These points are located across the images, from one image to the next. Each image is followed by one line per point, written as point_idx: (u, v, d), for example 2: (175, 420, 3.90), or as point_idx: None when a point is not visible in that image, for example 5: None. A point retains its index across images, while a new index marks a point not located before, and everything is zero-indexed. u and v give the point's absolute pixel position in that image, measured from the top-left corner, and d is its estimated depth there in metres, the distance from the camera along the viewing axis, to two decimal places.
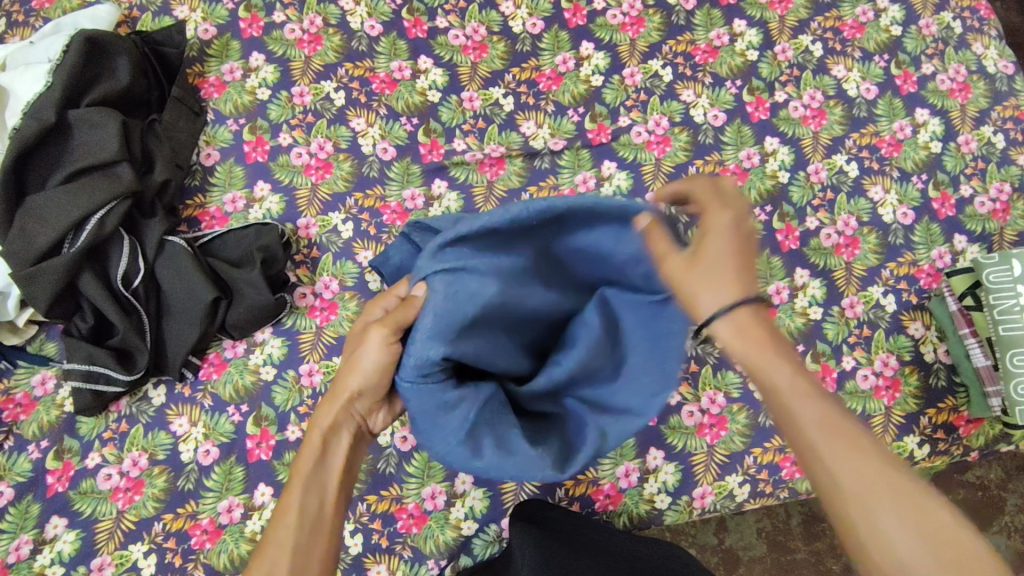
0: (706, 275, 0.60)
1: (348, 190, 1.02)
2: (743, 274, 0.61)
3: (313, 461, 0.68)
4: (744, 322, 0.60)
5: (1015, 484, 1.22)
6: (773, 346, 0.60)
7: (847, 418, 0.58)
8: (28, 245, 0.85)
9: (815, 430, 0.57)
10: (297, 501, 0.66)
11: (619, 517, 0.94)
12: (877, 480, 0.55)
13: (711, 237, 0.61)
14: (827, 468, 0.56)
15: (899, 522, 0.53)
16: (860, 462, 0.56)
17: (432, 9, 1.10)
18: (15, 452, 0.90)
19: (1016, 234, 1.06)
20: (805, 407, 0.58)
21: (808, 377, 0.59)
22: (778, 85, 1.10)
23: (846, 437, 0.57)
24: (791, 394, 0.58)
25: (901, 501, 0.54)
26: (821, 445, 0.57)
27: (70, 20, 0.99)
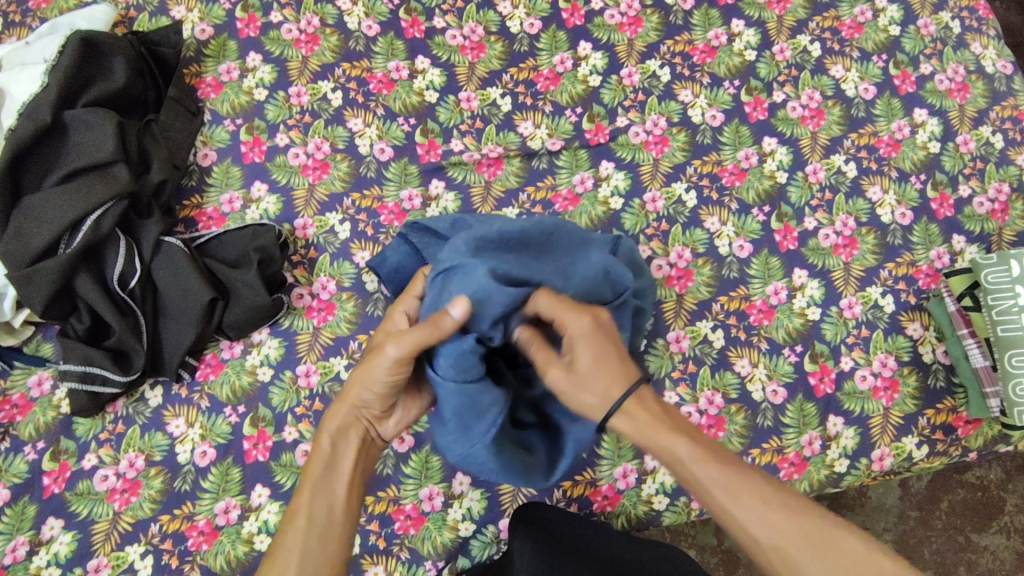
0: (580, 387, 0.65)
1: (345, 190, 1.02)
2: (613, 372, 0.64)
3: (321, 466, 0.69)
4: (631, 409, 0.64)
5: (1014, 484, 1.22)
6: (663, 423, 0.64)
7: (746, 469, 0.61)
8: (24, 245, 0.84)
9: (719, 494, 0.59)
10: (306, 504, 0.66)
11: (617, 518, 0.93)
12: (782, 526, 0.57)
13: (579, 347, 0.65)
14: (740, 524, 0.58)
15: (820, 562, 0.55)
16: (768, 511, 0.58)
17: (429, 9, 1.10)
18: (12, 454, 0.90)
19: (1014, 235, 1.06)
20: (707, 469, 0.61)
21: (702, 443, 0.62)
22: (776, 85, 1.10)
23: (750, 491, 0.59)
24: (689, 458, 0.61)
25: (814, 543, 0.56)
26: (727, 503, 0.59)
27: (66, 21, 0.99)
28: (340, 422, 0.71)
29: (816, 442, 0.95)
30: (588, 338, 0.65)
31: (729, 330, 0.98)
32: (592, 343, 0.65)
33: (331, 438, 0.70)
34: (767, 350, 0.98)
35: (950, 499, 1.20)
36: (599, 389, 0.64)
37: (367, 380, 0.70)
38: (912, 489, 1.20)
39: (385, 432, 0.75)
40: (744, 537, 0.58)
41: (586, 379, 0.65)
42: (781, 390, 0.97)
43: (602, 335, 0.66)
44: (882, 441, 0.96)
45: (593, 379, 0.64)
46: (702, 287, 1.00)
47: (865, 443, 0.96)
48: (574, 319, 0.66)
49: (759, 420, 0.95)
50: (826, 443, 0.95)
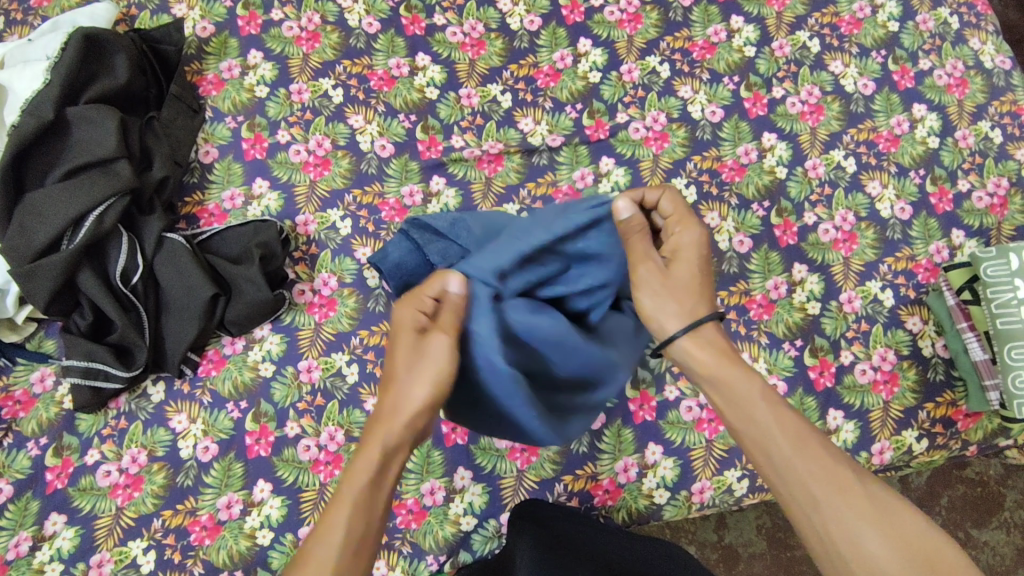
0: (671, 291, 0.71)
1: (346, 187, 1.02)
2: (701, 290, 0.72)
3: (366, 479, 0.64)
4: (712, 342, 0.70)
5: (1014, 479, 1.22)
6: (737, 364, 0.69)
7: (810, 430, 0.66)
8: (28, 241, 0.85)
9: (786, 442, 0.64)
10: (343, 522, 0.62)
11: (618, 512, 0.94)
12: (845, 488, 0.62)
13: (682, 252, 0.73)
14: (800, 475, 0.63)
15: (873, 524, 0.60)
16: (830, 468, 0.63)
17: (430, 7, 1.10)
18: (14, 450, 0.90)
19: (1013, 229, 1.06)
20: (776, 419, 0.66)
21: (774, 394, 0.68)
22: (775, 81, 1.10)
23: (815, 446, 0.64)
24: (760, 399, 0.67)
25: (871, 509, 0.61)
26: (791, 455, 0.64)
27: (68, 19, 0.99)
28: (397, 427, 0.67)
29: None
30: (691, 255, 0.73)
31: (730, 325, 0.98)
32: (692, 259, 0.73)
33: (382, 445, 0.66)
34: (767, 344, 0.98)
35: (950, 495, 1.21)
36: (688, 304, 0.71)
37: (432, 386, 0.67)
38: (912, 485, 1.21)
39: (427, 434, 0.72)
40: (800, 486, 0.63)
41: (678, 281, 0.71)
42: (781, 384, 0.97)
43: (705, 255, 0.74)
44: (882, 435, 0.97)
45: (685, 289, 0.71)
46: None
47: (864, 437, 0.96)
48: (680, 237, 0.74)
49: None
50: (826, 437, 0.96)
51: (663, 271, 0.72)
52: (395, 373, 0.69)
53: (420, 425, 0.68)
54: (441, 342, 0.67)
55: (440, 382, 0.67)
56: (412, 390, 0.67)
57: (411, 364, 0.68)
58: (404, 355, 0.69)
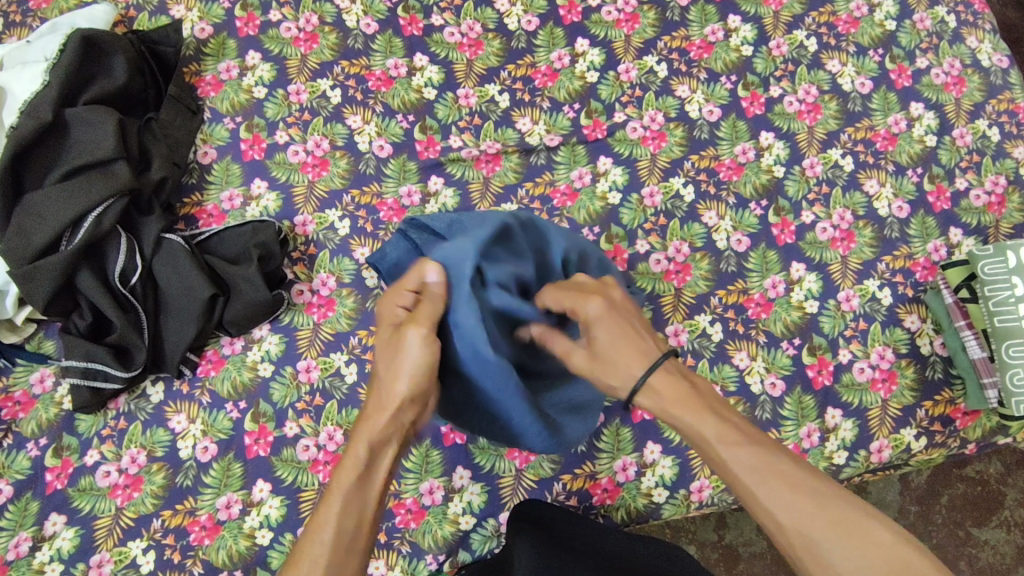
0: (605, 364, 0.68)
1: (345, 187, 1.02)
2: (632, 351, 0.67)
3: (353, 477, 0.65)
4: (661, 384, 0.66)
5: (1014, 478, 1.22)
6: (691, 402, 0.65)
7: (775, 454, 0.61)
8: (26, 242, 0.85)
9: (747, 473, 0.60)
10: (335, 518, 0.63)
11: (617, 511, 0.94)
12: (814, 511, 0.57)
13: (595, 325, 0.69)
14: (766, 508, 0.59)
15: (845, 548, 0.55)
16: (794, 497, 0.58)
17: (427, 7, 1.11)
18: (14, 450, 0.90)
19: (1011, 227, 1.06)
20: (734, 453, 0.61)
21: (731, 425, 0.63)
22: (772, 80, 1.10)
23: (776, 474, 0.59)
24: (715, 434, 0.63)
25: (843, 530, 0.56)
26: (753, 484, 0.60)
27: (67, 20, 0.99)
28: (383, 421, 0.67)
29: (814, 434, 0.96)
30: (605, 317, 0.69)
31: (728, 324, 0.99)
32: (605, 323, 0.69)
33: (369, 439, 0.66)
34: (765, 343, 0.98)
35: (950, 493, 1.21)
36: (622, 370, 0.67)
37: (412, 378, 0.67)
38: (912, 484, 1.21)
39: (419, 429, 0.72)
40: (769, 520, 0.59)
41: (609, 359, 0.68)
42: (779, 383, 0.97)
43: (622, 318, 0.70)
44: (880, 433, 0.97)
45: (618, 359, 0.68)
46: (700, 281, 1.00)
47: (863, 435, 0.96)
48: (585, 303, 0.70)
49: (757, 413, 0.96)
50: (824, 436, 0.96)
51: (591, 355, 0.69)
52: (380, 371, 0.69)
53: (406, 416, 0.68)
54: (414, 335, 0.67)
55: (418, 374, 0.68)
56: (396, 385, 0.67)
57: (392, 359, 0.68)
58: (386, 353, 0.70)
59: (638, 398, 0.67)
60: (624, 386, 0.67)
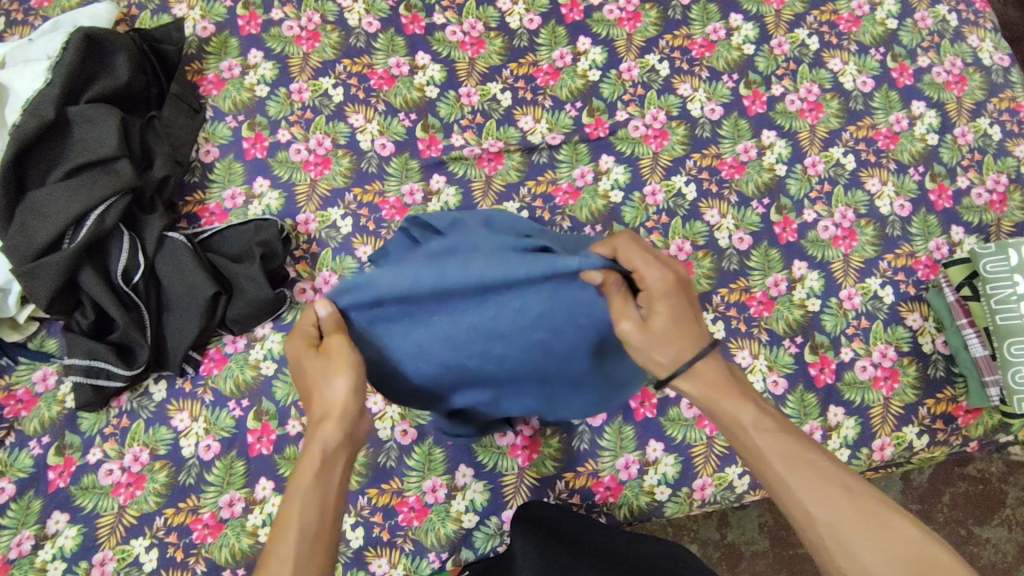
0: (660, 338, 0.64)
1: (347, 185, 1.02)
2: (686, 331, 0.65)
3: (308, 484, 0.61)
4: (703, 370, 0.66)
5: (1016, 477, 1.22)
6: (729, 389, 0.65)
7: (808, 447, 0.62)
8: (29, 240, 0.85)
9: (779, 462, 0.61)
10: (297, 521, 0.60)
11: (619, 509, 0.94)
12: (842, 503, 0.58)
13: (659, 300, 0.65)
14: (795, 496, 0.60)
15: (870, 541, 0.56)
16: (825, 488, 0.59)
17: (429, 6, 1.11)
18: (16, 448, 0.90)
19: (1013, 225, 1.06)
20: (768, 441, 0.63)
21: (767, 414, 0.64)
22: (774, 78, 1.10)
23: (809, 465, 0.61)
24: (752, 422, 0.64)
25: (869, 522, 0.57)
26: (784, 473, 0.61)
27: (69, 19, 0.99)
28: (328, 426, 0.63)
29: (817, 432, 0.96)
30: (667, 292, 0.65)
31: (730, 322, 0.99)
32: (671, 299, 0.65)
33: (315, 446, 0.62)
34: (768, 341, 0.98)
35: (951, 492, 1.21)
36: (678, 345, 0.65)
37: (352, 373, 0.63)
38: (913, 483, 1.21)
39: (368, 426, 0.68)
40: (797, 509, 0.60)
41: (662, 335, 0.64)
42: (781, 381, 0.97)
43: (679, 294, 0.65)
44: (882, 432, 0.97)
45: (669, 338, 0.64)
46: (702, 280, 1.00)
47: (865, 433, 0.96)
48: (652, 272, 0.65)
49: None
50: (827, 434, 0.96)
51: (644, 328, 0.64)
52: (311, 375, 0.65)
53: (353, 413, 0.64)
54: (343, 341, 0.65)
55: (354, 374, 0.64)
56: (333, 389, 0.63)
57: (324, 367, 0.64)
58: (316, 358, 0.65)
59: (680, 379, 0.66)
60: (672, 364, 0.65)
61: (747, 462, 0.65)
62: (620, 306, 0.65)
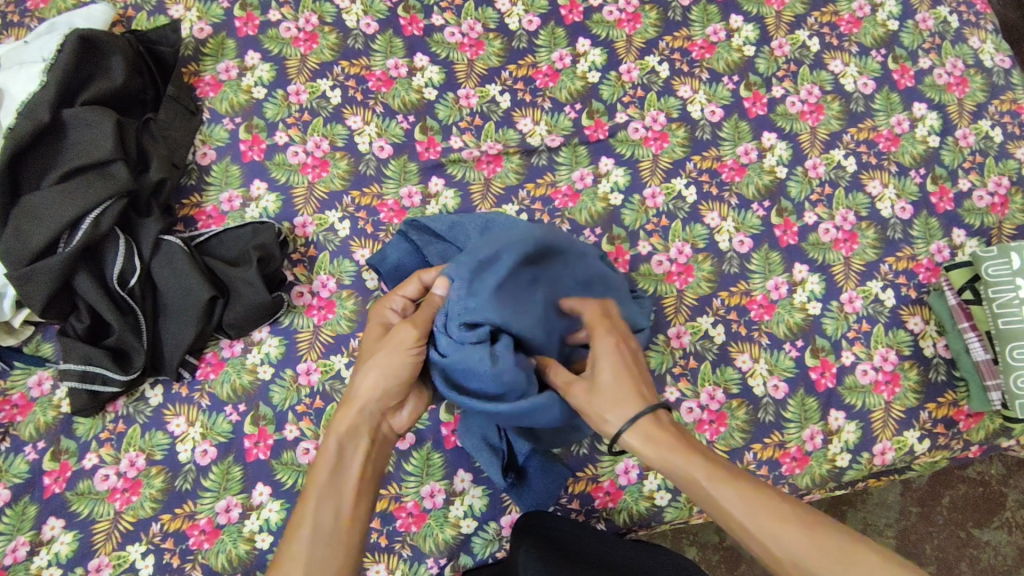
0: (602, 399, 0.70)
1: (345, 188, 1.01)
2: (633, 390, 0.70)
3: (327, 478, 0.68)
4: (648, 428, 0.68)
5: (1015, 479, 1.22)
6: (678, 444, 0.67)
7: (760, 488, 0.63)
8: (23, 245, 0.84)
9: (738, 510, 0.62)
10: (312, 511, 0.66)
11: (619, 515, 0.93)
12: (807, 540, 0.58)
13: (601, 360, 0.72)
14: (761, 543, 0.60)
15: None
16: (786, 527, 0.59)
17: (427, 7, 1.10)
18: (12, 454, 0.89)
19: (1014, 228, 1.06)
20: (724, 491, 0.63)
21: (718, 463, 0.65)
22: (775, 80, 1.10)
23: (768, 507, 0.61)
24: (704, 477, 0.64)
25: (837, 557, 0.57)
26: (744, 518, 0.61)
27: (65, 20, 0.99)
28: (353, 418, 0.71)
29: (818, 436, 0.95)
30: (612, 350, 0.73)
31: (730, 325, 0.98)
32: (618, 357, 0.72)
33: (334, 438, 0.70)
34: (768, 344, 0.98)
35: (951, 494, 1.20)
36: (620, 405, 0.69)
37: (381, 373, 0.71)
38: (913, 486, 1.20)
39: (398, 423, 0.77)
40: (765, 554, 0.60)
41: (606, 391, 0.70)
42: (782, 385, 0.96)
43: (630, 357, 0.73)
44: (883, 436, 0.96)
45: (614, 389, 0.70)
46: (702, 283, 1.00)
47: (866, 438, 0.96)
48: (605, 339, 0.73)
49: (760, 415, 0.95)
50: (827, 438, 0.95)
51: (589, 390, 0.72)
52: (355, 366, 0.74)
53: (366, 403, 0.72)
54: (404, 330, 0.72)
55: (401, 371, 0.72)
56: (364, 380, 0.72)
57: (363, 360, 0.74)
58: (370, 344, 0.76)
59: (627, 434, 0.69)
60: (617, 422, 0.69)
61: (710, 514, 0.65)
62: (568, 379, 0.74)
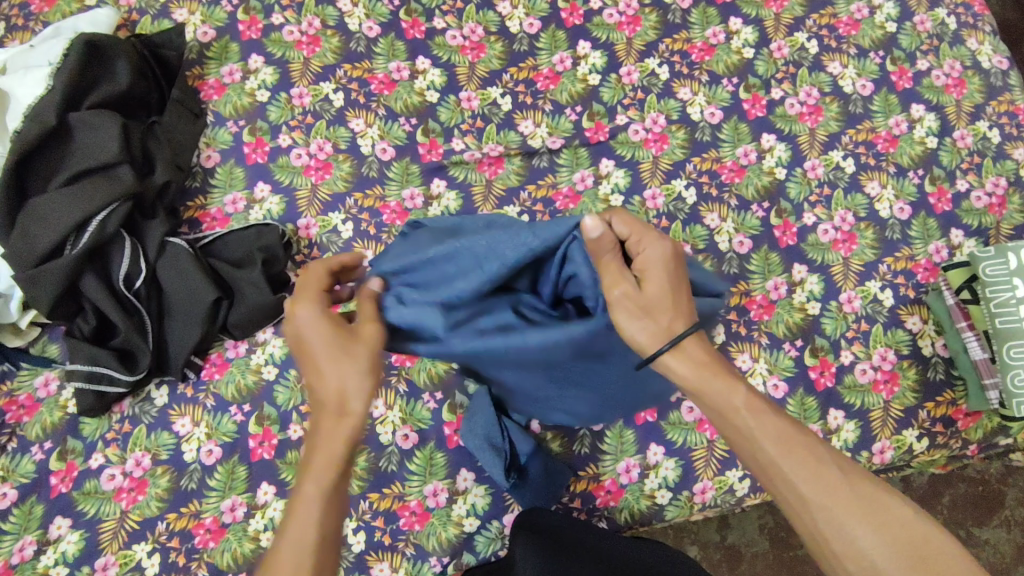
0: (645, 310, 0.65)
1: (348, 190, 1.02)
2: (678, 305, 0.66)
3: (328, 485, 0.62)
4: (688, 347, 0.66)
5: (1015, 478, 1.23)
6: (717, 369, 0.65)
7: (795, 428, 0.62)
8: (30, 247, 0.85)
9: (771, 444, 0.61)
10: (317, 519, 0.61)
11: (620, 513, 0.94)
12: (835, 484, 0.58)
13: (652, 268, 0.67)
14: (789, 479, 0.60)
15: (867, 524, 0.56)
16: (819, 468, 0.59)
17: (429, 10, 1.11)
18: (19, 453, 0.90)
19: (1012, 228, 1.06)
20: (760, 422, 0.62)
21: (757, 395, 0.64)
22: (774, 82, 1.11)
23: (802, 447, 0.61)
24: (743, 407, 0.63)
25: (864, 506, 0.57)
26: (776, 455, 0.60)
27: (70, 24, 1.00)
28: (350, 424, 0.65)
29: (817, 436, 0.96)
30: (658, 264, 0.67)
31: (730, 325, 0.99)
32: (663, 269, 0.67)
33: (326, 443, 0.64)
34: (768, 344, 0.99)
35: (950, 493, 1.21)
36: (663, 322, 0.65)
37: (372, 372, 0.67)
38: (913, 484, 1.21)
39: None
40: (789, 490, 0.60)
41: (650, 302, 0.65)
42: (781, 385, 0.97)
43: (673, 268, 0.68)
44: (882, 435, 0.97)
45: (657, 307, 0.65)
46: None
47: (865, 437, 0.97)
48: (648, 245, 0.68)
49: None
50: (826, 437, 0.96)
51: (637, 294, 0.65)
52: (324, 365, 0.66)
53: (361, 407, 0.65)
54: (368, 330, 0.68)
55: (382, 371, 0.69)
56: (354, 382, 0.65)
57: (343, 361, 0.65)
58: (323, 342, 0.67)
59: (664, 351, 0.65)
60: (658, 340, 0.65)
61: (735, 443, 0.64)
62: (616, 268, 0.67)
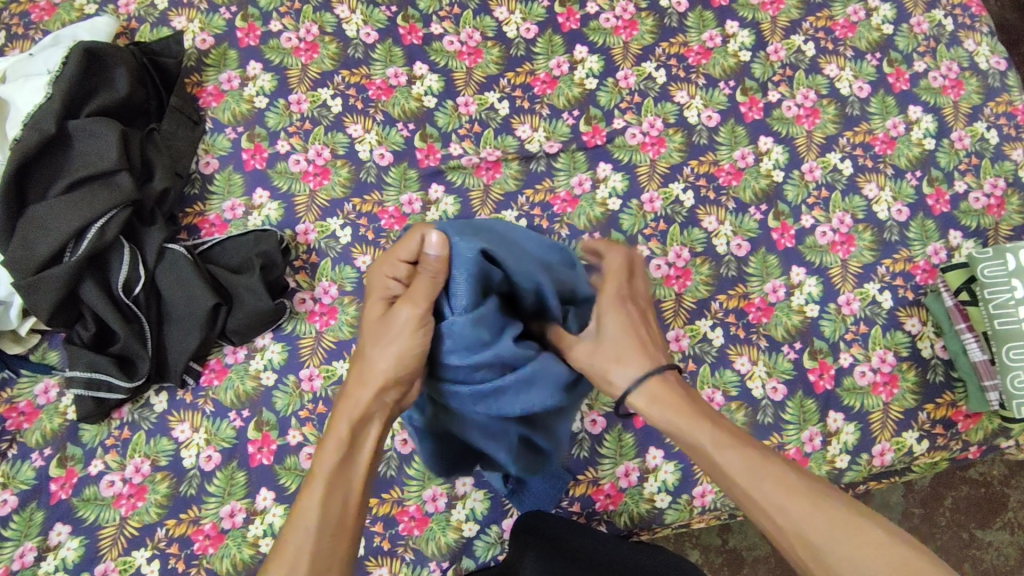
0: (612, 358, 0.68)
1: (346, 196, 1.03)
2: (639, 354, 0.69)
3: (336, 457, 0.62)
4: (655, 388, 0.67)
5: (1018, 480, 1.22)
6: (686, 407, 0.65)
7: (753, 453, 0.61)
8: (30, 254, 0.86)
9: (740, 475, 0.59)
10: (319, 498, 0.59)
11: (619, 517, 0.94)
12: (805, 509, 0.56)
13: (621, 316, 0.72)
14: (763, 508, 0.58)
15: (845, 547, 0.53)
16: (790, 495, 0.57)
17: (426, 16, 1.11)
18: (19, 460, 0.90)
19: (1011, 229, 1.06)
20: (728, 456, 0.61)
21: (725, 429, 0.63)
22: (770, 84, 1.11)
23: (771, 474, 0.58)
24: (710, 444, 0.62)
25: (839, 529, 0.54)
26: (746, 486, 0.59)
27: (69, 33, 1.00)
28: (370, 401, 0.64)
29: (817, 438, 0.96)
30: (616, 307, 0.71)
31: (729, 328, 0.99)
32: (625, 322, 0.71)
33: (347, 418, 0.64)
34: (767, 347, 0.98)
35: (953, 496, 1.21)
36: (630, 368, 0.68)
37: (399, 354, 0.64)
38: (916, 487, 1.20)
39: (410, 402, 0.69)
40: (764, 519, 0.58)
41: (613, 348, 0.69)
42: (780, 387, 0.97)
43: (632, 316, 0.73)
44: (882, 437, 0.97)
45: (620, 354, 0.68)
46: (700, 286, 1.00)
47: (865, 439, 0.96)
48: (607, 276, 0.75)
49: (759, 417, 0.96)
50: (826, 439, 0.96)
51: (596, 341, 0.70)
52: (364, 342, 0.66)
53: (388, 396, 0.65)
54: (401, 314, 0.63)
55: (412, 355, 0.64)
56: (378, 361, 0.64)
57: (380, 338, 0.64)
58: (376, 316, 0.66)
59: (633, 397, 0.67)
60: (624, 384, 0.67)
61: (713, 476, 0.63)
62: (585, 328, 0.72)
